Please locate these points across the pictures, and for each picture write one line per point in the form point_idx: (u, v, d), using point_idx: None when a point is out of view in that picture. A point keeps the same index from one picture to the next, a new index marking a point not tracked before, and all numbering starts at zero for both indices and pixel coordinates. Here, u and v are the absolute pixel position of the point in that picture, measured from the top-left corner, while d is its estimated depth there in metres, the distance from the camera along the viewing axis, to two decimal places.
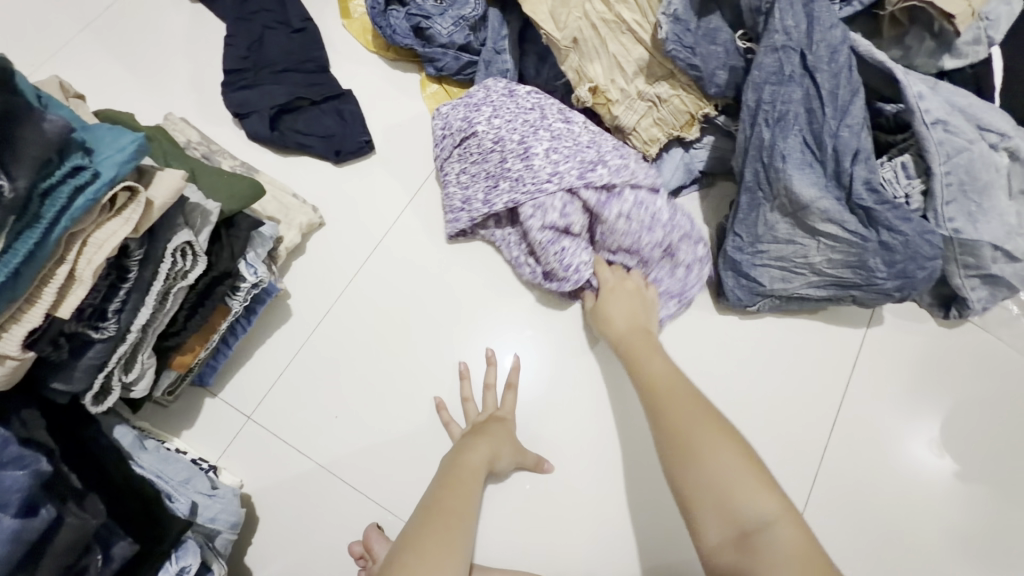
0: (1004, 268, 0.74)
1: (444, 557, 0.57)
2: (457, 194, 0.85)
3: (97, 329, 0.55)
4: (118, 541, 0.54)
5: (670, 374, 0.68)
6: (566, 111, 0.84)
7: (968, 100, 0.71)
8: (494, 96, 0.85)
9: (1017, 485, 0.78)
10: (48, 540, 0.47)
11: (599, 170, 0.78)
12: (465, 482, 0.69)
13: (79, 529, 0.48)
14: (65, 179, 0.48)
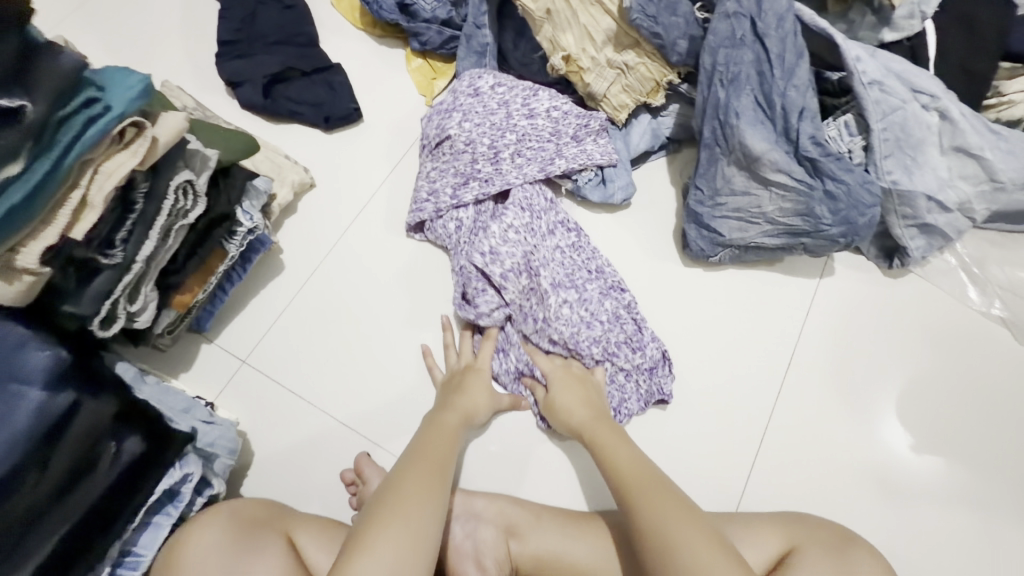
0: (939, 218, 0.82)
1: (423, 504, 0.61)
2: (424, 187, 0.90)
3: (106, 257, 0.59)
4: (130, 436, 0.56)
5: (652, 478, 0.66)
6: (528, 102, 0.92)
7: (902, 66, 0.79)
8: (464, 100, 0.92)
9: (956, 418, 0.85)
10: (66, 425, 0.51)
11: (558, 162, 0.88)
12: (444, 436, 0.71)
13: (93, 418, 0.52)
14: (79, 109, 0.52)
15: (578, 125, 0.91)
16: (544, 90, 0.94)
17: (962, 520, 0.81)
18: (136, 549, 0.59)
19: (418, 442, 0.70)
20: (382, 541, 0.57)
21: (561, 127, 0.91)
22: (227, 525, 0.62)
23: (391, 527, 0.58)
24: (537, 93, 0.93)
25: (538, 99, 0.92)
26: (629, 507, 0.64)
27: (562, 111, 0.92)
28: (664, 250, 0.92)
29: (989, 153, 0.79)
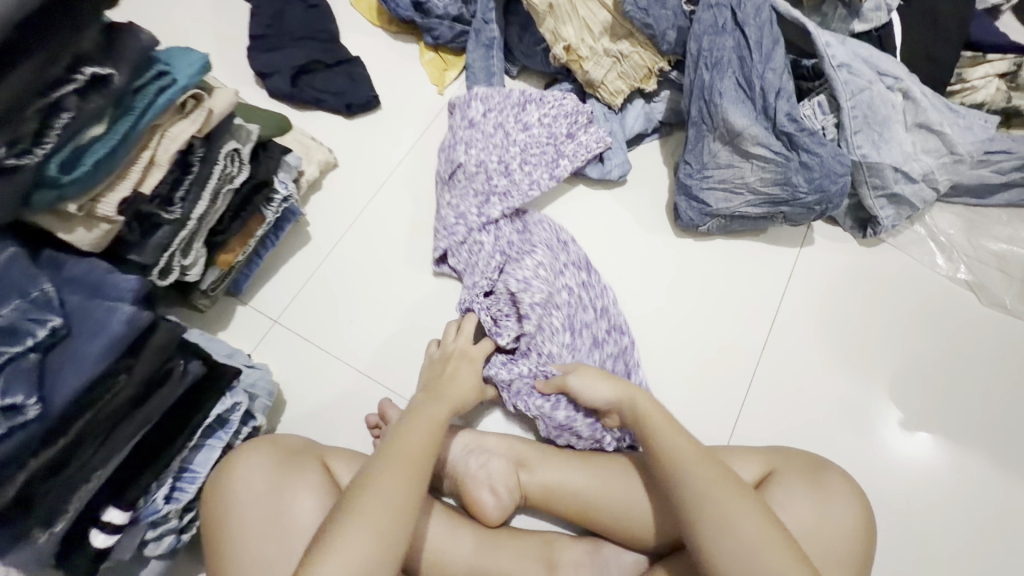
0: (905, 187, 0.90)
1: (395, 502, 0.59)
2: (449, 215, 0.92)
3: (167, 212, 0.68)
4: (194, 359, 0.62)
5: (690, 445, 0.66)
6: (520, 117, 0.97)
7: (869, 51, 0.88)
8: (462, 133, 0.96)
9: (927, 371, 0.94)
10: (145, 339, 0.54)
11: (563, 163, 0.96)
12: (424, 424, 0.68)
13: (170, 334, 0.56)
14: (152, 81, 0.61)
15: (573, 126, 0.98)
16: (534, 100, 0.98)
17: (930, 462, 0.89)
18: (193, 467, 0.65)
19: (399, 429, 0.67)
20: (348, 542, 0.56)
21: (558, 133, 0.97)
22: (272, 450, 0.67)
23: (360, 529, 0.57)
24: (529, 106, 0.98)
25: (528, 113, 0.97)
26: (669, 475, 0.65)
27: (555, 114, 0.98)
28: (658, 222, 1.00)
29: (948, 129, 0.89)
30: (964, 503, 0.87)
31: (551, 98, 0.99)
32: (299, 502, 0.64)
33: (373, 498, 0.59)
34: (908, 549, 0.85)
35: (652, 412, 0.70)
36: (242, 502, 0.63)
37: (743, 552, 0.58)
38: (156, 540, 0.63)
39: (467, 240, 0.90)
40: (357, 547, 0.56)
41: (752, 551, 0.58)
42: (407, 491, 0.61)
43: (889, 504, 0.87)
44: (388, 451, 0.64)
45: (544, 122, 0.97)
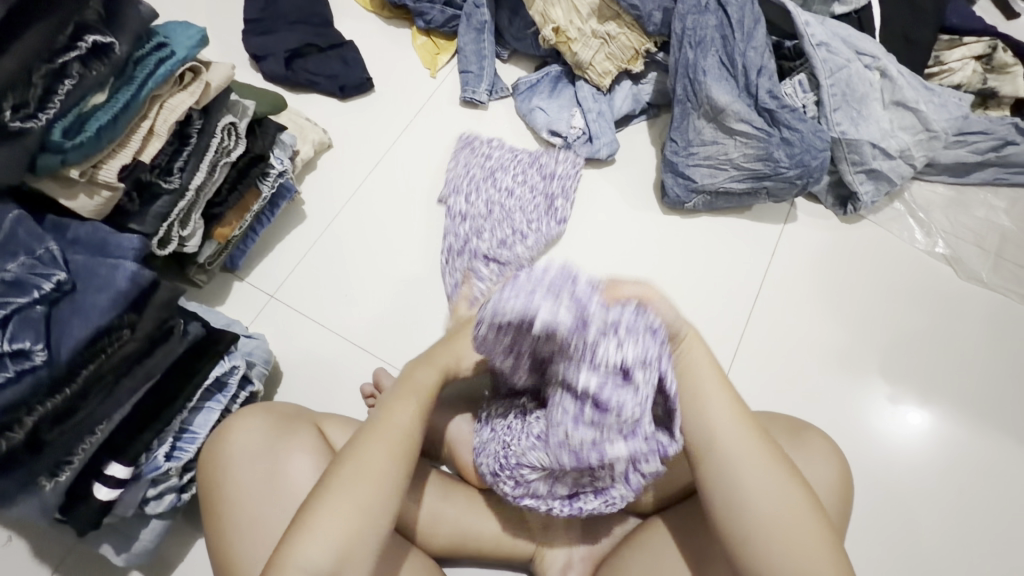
0: (883, 163, 0.94)
1: (376, 477, 0.56)
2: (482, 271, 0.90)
3: (166, 183, 0.70)
4: (193, 321, 0.64)
5: (730, 410, 0.61)
6: (498, 184, 0.97)
7: (846, 32, 0.92)
8: (461, 233, 0.94)
9: (907, 341, 0.97)
10: (148, 297, 0.57)
11: (559, 200, 0.99)
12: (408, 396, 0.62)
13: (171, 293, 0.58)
14: (151, 52, 0.63)
15: (540, 169, 1.00)
16: (498, 169, 0.99)
17: (909, 429, 0.92)
18: (193, 429, 0.67)
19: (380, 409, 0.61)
20: (332, 515, 0.53)
21: (535, 181, 0.99)
22: (268, 416, 0.68)
23: (337, 504, 0.54)
24: (491, 168, 0.99)
25: (501, 179, 0.97)
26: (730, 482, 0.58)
27: (508, 159, 1.00)
28: (645, 200, 1.03)
29: (923, 106, 0.92)
30: (942, 469, 0.90)
31: (491, 149, 1.01)
32: (294, 463, 0.64)
33: (349, 473, 0.56)
34: (888, 513, 0.88)
35: (700, 373, 0.62)
36: (237, 464, 0.64)
37: (765, 523, 0.56)
38: (157, 499, 0.64)
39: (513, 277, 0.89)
40: (336, 521, 0.53)
41: (769, 522, 0.56)
42: (387, 466, 0.57)
43: (869, 469, 0.90)
44: (375, 421, 0.60)
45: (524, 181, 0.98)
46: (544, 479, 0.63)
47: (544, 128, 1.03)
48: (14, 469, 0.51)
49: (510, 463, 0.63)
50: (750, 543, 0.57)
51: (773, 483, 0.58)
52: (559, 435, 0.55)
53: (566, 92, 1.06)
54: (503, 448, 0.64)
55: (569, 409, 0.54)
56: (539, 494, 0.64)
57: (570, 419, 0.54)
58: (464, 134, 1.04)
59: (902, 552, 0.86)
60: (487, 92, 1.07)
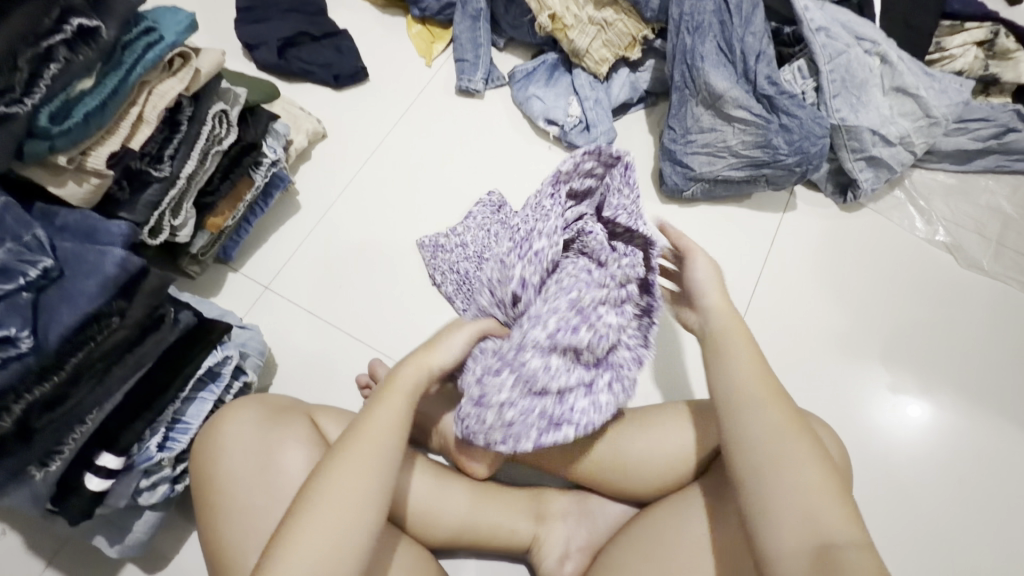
0: (883, 151, 0.93)
1: (366, 484, 0.55)
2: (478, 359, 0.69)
3: (156, 170, 0.69)
4: (184, 310, 0.63)
5: (748, 357, 0.61)
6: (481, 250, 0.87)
7: (846, 16, 0.91)
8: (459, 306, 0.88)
9: (908, 330, 0.96)
10: (138, 284, 0.56)
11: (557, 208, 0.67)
12: (392, 400, 0.60)
13: (161, 280, 0.57)
14: (139, 37, 0.62)
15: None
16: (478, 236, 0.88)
17: (910, 418, 0.91)
18: (185, 419, 0.67)
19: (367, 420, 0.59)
20: (320, 518, 0.52)
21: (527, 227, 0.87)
22: (260, 408, 0.68)
23: (328, 509, 0.53)
24: (478, 249, 0.88)
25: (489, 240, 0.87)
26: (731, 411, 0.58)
27: (484, 237, 0.88)
28: (643, 189, 1.02)
29: (924, 92, 0.91)
30: (943, 458, 0.89)
31: (462, 231, 0.91)
32: (288, 454, 0.64)
33: (341, 478, 0.54)
34: (890, 503, 0.87)
35: (727, 323, 0.64)
36: (230, 454, 0.63)
37: (760, 441, 0.55)
38: (151, 490, 0.64)
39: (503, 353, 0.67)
40: (321, 534, 0.51)
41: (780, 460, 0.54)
42: (376, 474, 0.56)
43: (871, 459, 0.89)
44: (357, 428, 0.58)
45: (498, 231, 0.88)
46: (539, 373, 0.66)
47: (541, 116, 1.02)
48: (6, 457, 0.51)
49: (503, 369, 0.66)
50: (751, 470, 0.54)
51: (786, 429, 0.56)
52: (568, 312, 0.65)
53: (562, 80, 1.05)
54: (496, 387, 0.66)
55: (578, 290, 0.66)
56: (529, 401, 0.66)
57: (579, 298, 0.66)
58: (423, 240, 0.94)
59: (904, 542, 0.85)
60: (483, 81, 1.06)
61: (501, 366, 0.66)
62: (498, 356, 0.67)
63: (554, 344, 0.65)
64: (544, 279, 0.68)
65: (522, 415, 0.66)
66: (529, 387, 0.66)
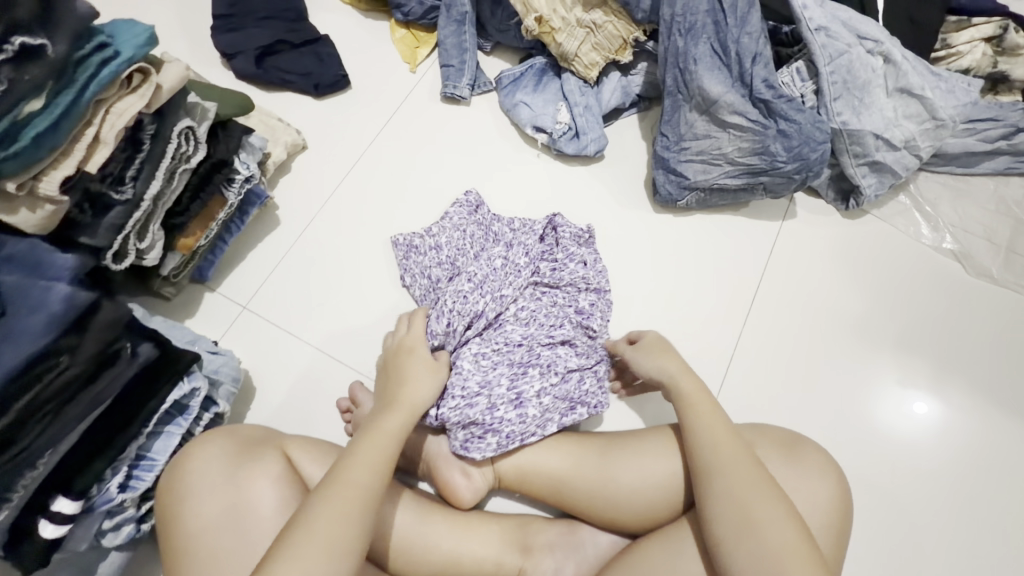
0: (887, 155, 0.89)
1: (346, 520, 0.55)
2: (466, 378, 0.75)
3: (118, 193, 0.65)
4: (143, 342, 0.59)
5: (720, 424, 0.66)
6: (452, 264, 0.86)
7: (848, 14, 0.86)
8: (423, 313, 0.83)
9: (914, 342, 0.92)
10: (88, 319, 0.52)
11: (530, 246, 0.85)
12: (379, 441, 0.63)
13: (114, 314, 0.54)
14: (93, 53, 0.58)
15: (507, 225, 0.90)
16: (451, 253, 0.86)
17: (916, 434, 0.87)
18: (151, 455, 0.63)
19: (354, 458, 0.60)
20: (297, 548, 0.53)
21: (506, 235, 0.88)
22: (228, 442, 0.65)
23: (318, 549, 0.53)
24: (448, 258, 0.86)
25: (463, 258, 0.86)
26: (703, 476, 0.64)
27: (462, 240, 0.87)
28: (635, 199, 0.98)
29: (930, 93, 0.86)
30: (949, 477, 0.85)
31: (437, 233, 0.89)
32: (259, 492, 0.61)
33: (322, 511, 0.55)
34: (892, 524, 0.83)
35: (696, 391, 0.70)
36: (196, 494, 0.60)
37: (730, 505, 0.60)
38: (114, 531, 0.61)
39: (486, 363, 0.76)
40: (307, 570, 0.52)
41: (750, 520, 0.59)
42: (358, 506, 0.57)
43: (873, 478, 0.85)
44: (343, 466, 0.59)
45: (466, 240, 0.87)
46: (520, 387, 0.75)
47: (528, 124, 0.98)
48: None
49: (484, 388, 0.75)
50: (717, 533, 0.60)
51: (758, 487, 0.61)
52: (535, 336, 0.78)
53: (551, 85, 1.01)
54: (481, 388, 0.75)
55: (545, 315, 0.80)
56: (515, 411, 0.74)
57: (541, 323, 0.79)
58: (396, 238, 0.90)
59: (907, 566, 0.82)
60: (469, 87, 1.02)
61: (479, 388, 0.75)
62: (475, 378, 0.75)
63: (528, 365, 0.76)
64: (507, 313, 0.80)
65: (509, 425, 0.73)
66: (514, 399, 0.75)
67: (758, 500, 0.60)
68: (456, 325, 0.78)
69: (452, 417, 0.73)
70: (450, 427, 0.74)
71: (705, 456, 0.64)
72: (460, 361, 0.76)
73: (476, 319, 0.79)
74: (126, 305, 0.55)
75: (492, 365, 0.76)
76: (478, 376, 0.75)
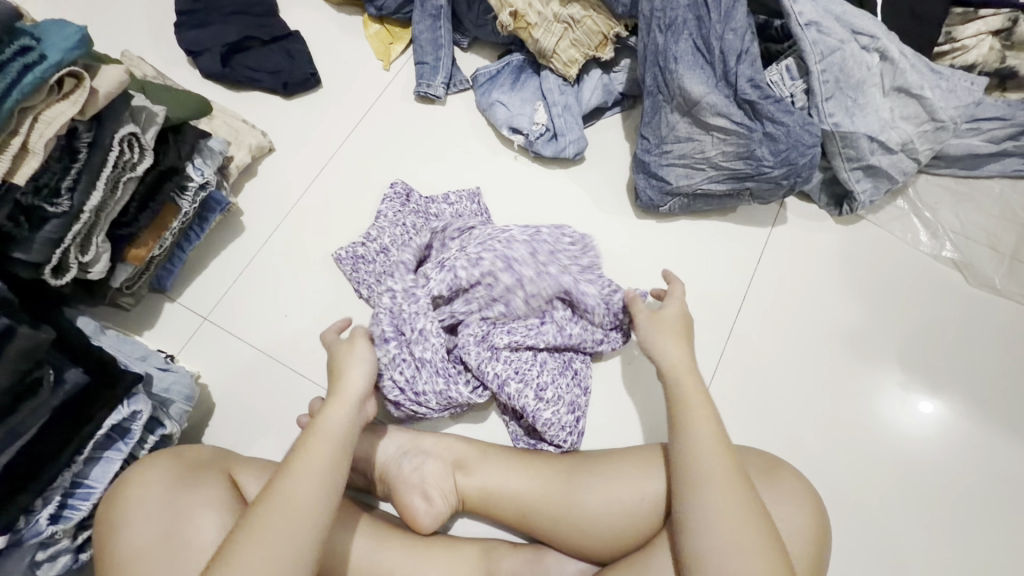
0: (882, 159, 0.84)
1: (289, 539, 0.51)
2: (513, 375, 0.75)
3: (52, 205, 0.62)
4: (70, 368, 0.57)
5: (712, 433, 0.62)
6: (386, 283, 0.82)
7: (841, 7, 0.80)
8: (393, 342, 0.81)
9: (910, 355, 0.87)
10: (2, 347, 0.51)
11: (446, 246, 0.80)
12: (320, 443, 0.57)
13: (31, 342, 0.52)
14: (15, 57, 0.54)
15: (443, 201, 0.88)
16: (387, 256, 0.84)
17: (913, 442, 0.83)
18: (89, 482, 0.61)
19: (298, 470, 0.55)
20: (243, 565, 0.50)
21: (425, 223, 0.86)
22: (172, 465, 0.62)
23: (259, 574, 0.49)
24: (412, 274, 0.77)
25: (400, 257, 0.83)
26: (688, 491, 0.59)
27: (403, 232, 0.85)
28: (616, 203, 0.93)
29: (929, 92, 0.81)
30: (940, 501, 0.81)
31: (378, 235, 0.85)
32: (197, 522, 0.58)
33: (268, 523, 0.52)
34: (878, 544, 0.80)
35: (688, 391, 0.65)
36: (132, 523, 0.57)
37: (714, 523, 0.56)
38: (49, 562, 0.59)
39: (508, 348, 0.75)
40: None
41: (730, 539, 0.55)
42: (311, 506, 0.54)
43: (860, 500, 0.81)
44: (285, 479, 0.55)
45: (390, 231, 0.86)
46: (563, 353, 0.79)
47: (504, 124, 0.93)
48: None
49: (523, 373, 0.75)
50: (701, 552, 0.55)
51: (739, 551, 0.54)
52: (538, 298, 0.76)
53: (530, 83, 0.96)
54: (521, 373, 0.75)
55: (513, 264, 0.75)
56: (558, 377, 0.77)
57: (545, 283, 0.75)
58: (339, 254, 0.86)
59: None
60: (444, 86, 0.97)
61: (519, 373, 0.75)
62: (512, 367, 0.75)
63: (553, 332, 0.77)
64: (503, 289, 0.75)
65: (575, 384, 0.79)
66: (563, 363, 0.78)
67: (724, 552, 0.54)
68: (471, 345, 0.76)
69: (540, 420, 0.74)
70: (543, 431, 0.75)
71: (693, 467, 0.59)
72: (484, 375, 0.75)
73: (485, 336, 0.76)
74: (45, 333, 0.53)
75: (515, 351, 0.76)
76: (509, 359, 0.76)
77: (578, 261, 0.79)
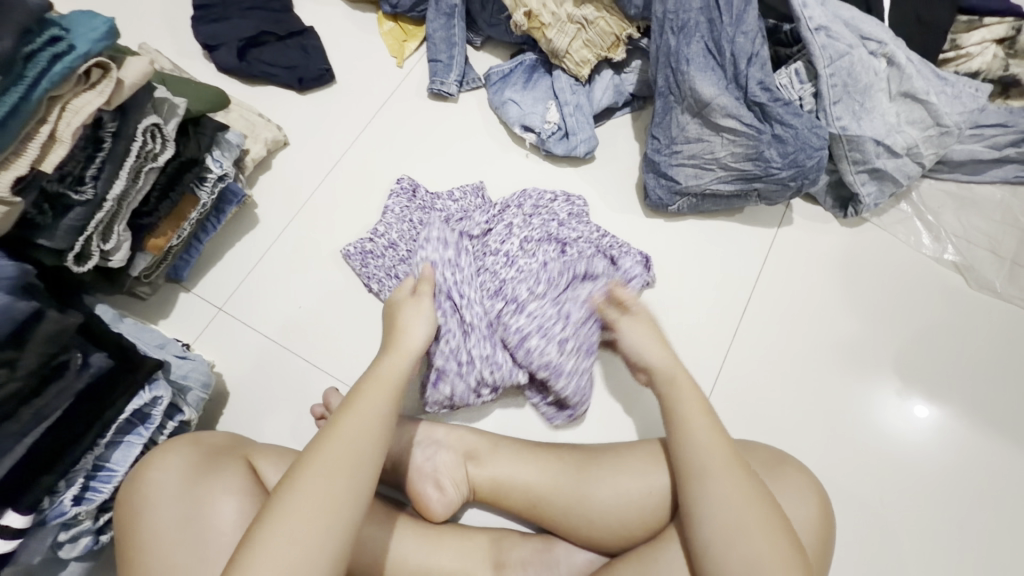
0: (887, 162, 0.86)
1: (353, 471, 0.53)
2: (533, 330, 0.78)
3: (77, 193, 0.62)
4: (95, 352, 0.58)
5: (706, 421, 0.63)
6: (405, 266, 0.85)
7: (850, 13, 0.82)
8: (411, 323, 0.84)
9: (912, 356, 0.89)
10: (30, 331, 0.52)
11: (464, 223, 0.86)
12: (381, 388, 0.60)
13: (58, 327, 0.53)
14: (45, 47, 0.55)
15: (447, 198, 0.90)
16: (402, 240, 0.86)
17: (912, 441, 0.85)
18: (110, 465, 0.63)
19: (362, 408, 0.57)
20: (313, 485, 0.50)
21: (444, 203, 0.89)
22: (191, 450, 0.63)
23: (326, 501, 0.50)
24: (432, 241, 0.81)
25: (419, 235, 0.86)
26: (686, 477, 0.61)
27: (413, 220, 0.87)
28: (625, 202, 0.95)
29: (934, 98, 0.82)
30: (940, 500, 0.83)
31: (385, 231, 0.87)
32: (217, 507, 0.59)
33: (337, 450, 0.53)
34: (878, 540, 0.81)
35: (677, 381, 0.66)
36: (153, 506, 0.58)
37: (711, 506, 0.58)
38: (72, 543, 0.61)
39: (527, 305, 0.79)
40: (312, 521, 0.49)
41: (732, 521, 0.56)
42: (384, 427, 0.57)
43: (860, 495, 0.83)
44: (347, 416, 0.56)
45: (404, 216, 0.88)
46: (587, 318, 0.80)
47: (517, 122, 0.94)
48: None
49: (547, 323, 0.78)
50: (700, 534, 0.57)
51: (735, 537, 0.56)
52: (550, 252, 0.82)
53: (542, 82, 0.97)
54: (541, 329, 0.78)
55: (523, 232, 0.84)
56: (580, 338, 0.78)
57: (540, 242, 0.82)
58: (347, 250, 0.87)
59: None
60: (457, 83, 0.99)
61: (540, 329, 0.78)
62: (533, 325, 0.78)
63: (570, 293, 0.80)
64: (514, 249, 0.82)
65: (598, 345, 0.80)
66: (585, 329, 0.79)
67: (728, 546, 0.56)
68: (490, 301, 0.80)
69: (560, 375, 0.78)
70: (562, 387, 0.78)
71: (687, 453, 0.61)
72: (509, 328, 0.78)
73: (502, 292, 0.80)
74: (71, 317, 0.54)
75: (536, 311, 0.79)
76: (528, 317, 0.78)
77: (566, 207, 0.88)
